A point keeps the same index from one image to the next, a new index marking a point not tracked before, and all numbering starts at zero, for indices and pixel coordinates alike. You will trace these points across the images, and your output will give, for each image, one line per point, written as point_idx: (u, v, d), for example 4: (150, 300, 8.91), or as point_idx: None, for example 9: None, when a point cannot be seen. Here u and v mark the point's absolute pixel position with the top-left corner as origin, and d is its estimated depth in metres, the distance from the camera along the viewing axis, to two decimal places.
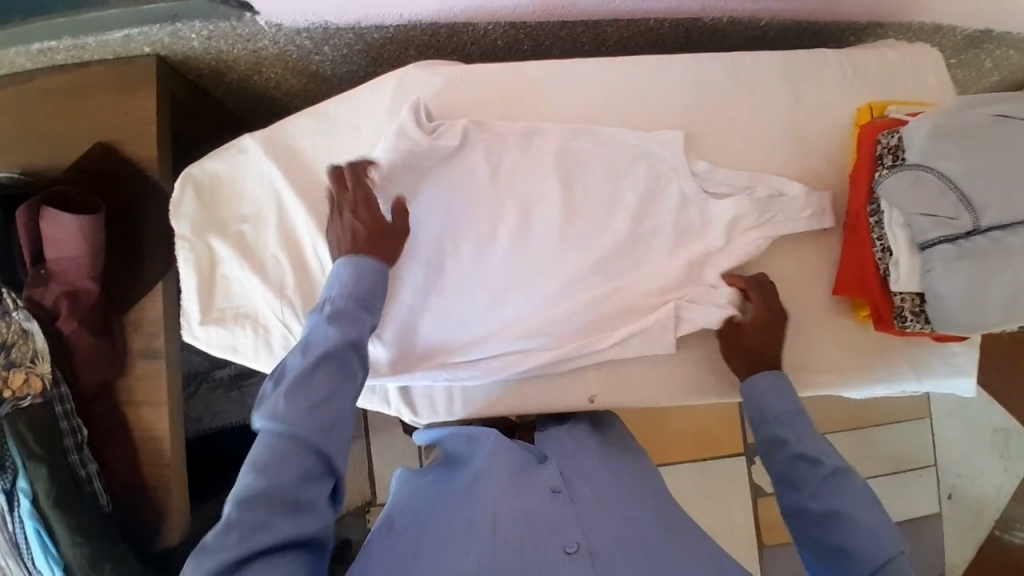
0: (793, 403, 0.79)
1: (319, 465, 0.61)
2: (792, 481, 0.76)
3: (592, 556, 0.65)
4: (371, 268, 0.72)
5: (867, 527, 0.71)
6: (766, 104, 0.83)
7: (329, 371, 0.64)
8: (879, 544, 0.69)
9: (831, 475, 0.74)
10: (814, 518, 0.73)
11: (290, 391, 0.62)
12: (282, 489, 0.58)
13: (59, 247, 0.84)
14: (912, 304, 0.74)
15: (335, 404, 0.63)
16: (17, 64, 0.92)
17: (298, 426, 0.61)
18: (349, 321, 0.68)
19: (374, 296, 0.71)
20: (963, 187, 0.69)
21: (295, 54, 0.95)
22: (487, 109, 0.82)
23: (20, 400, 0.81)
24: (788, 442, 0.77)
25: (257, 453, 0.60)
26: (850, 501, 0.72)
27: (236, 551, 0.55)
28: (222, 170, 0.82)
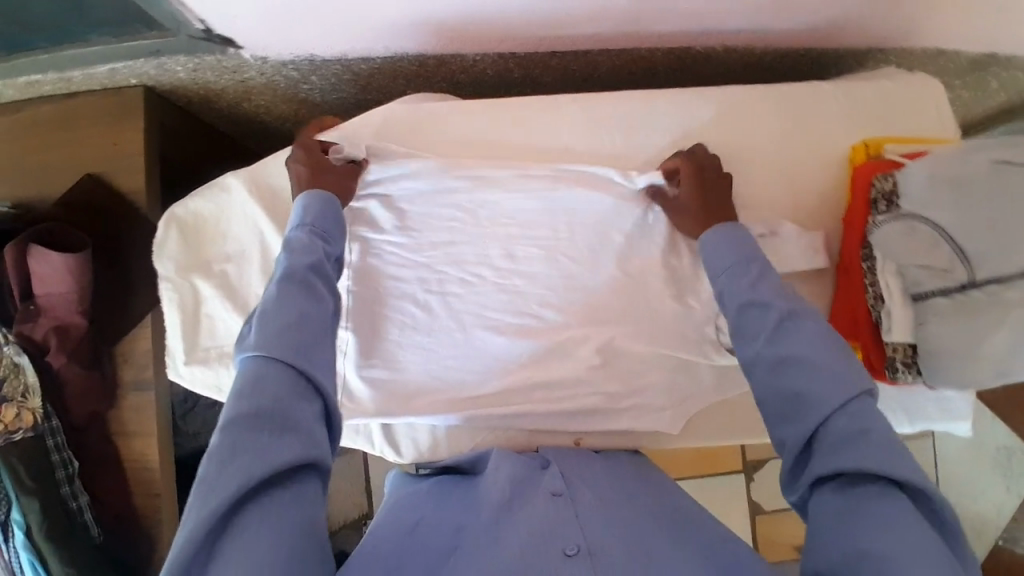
0: (744, 252, 0.68)
1: (300, 387, 0.55)
2: (747, 331, 0.63)
3: (591, 557, 0.62)
4: (331, 206, 0.70)
5: (825, 384, 0.57)
6: (758, 141, 0.81)
7: (291, 293, 0.60)
8: (837, 384, 0.56)
9: (782, 321, 0.61)
10: (768, 364, 0.60)
11: (260, 318, 0.58)
12: (264, 409, 0.53)
13: (48, 283, 0.84)
14: (904, 354, 0.71)
15: (307, 322, 0.59)
16: (5, 94, 0.95)
17: (271, 347, 0.56)
18: (307, 248, 0.65)
19: (331, 227, 0.69)
20: (959, 239, 0.66)
21: (283, 83, 0.94)
22: (472, 145, 0.81)
23: (13, 435, 0.82)
24: (739, 289, 0.65)
25: (236, 385, 0.55)
26: (812, 361, 0.58)
27: (226, 484, 0.49)
28: (205, 209, 0.81)
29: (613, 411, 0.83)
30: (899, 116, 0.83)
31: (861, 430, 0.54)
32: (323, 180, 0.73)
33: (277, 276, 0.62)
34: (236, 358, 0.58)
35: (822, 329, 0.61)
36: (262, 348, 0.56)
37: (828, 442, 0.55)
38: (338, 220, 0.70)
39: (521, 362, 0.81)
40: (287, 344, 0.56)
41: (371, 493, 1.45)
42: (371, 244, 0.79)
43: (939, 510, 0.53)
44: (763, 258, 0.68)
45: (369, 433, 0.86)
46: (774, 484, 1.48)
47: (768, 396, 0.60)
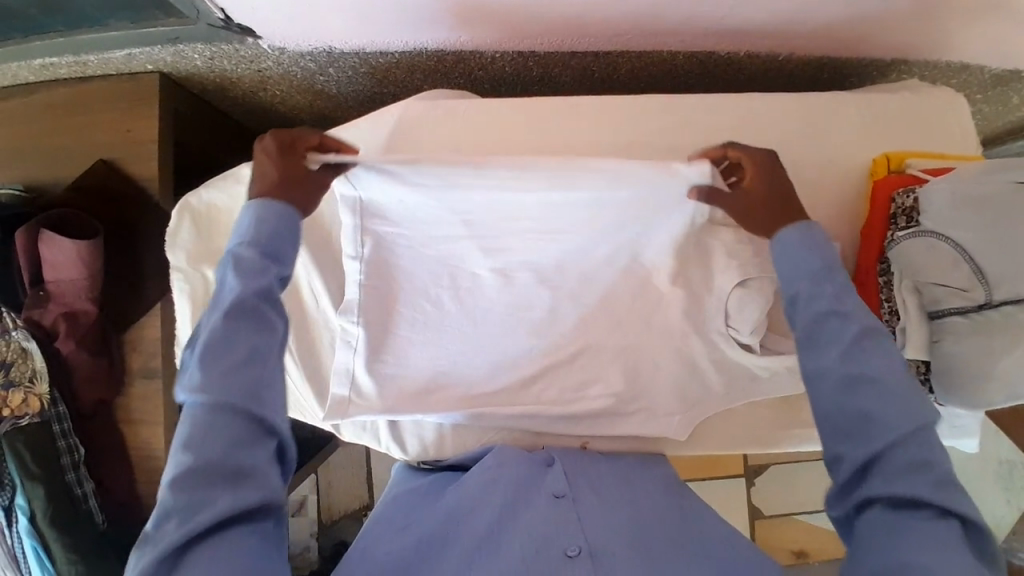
0: (820, 258, 0.63)
1: (253, 431, 0.54)
2: (817, 342, 0.60)
3: (591, 560, 0.63)
4: (286, 219, 0.62)
5: (897, 412, 0.56)
6: (780, 149, 0.80)
7: (239, 327, 0.56)
8: (907, 415, 0.55)
9: (859, 338, 0.58)
10: (835, 380, 0.58)
11: (203, 354, 0.55)
12: (213, 461, 0.51)
13: (58, 269, 0.84)
14: (917, 371, 0.71)
15: (256, 360, 0.56)
16: (19, 76, 0.94)
17: (217, 393, 0.53)
18: (255, 268, 0.59)
19: (281, 243, 0.61)
20: (979, 259, 0.66)
21: (299, 74, 0.93)
22: (489, 143, 0.80)
23: (19, 419, 0.83)
24: (813, 299, 0.62)
25: (184, 431, 0.53)
26: (887, 383, 0.56)
27: (177, 536, 0.49)
28: (219, 200, 0.81)
29: (621, 416, 0.83)
30: (920, 129, 0.82)
31: (924, 464, 0.54)
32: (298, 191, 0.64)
33: (222, 302, 0.57)
34: (181, 396, 0.55)
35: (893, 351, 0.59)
36: (208, 392, 0.53)
37: (888, 470, 0.54)
38: (292, 233, 0.62)
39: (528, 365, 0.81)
40: (236, 387, 0.54)
41: (372, 485, 1.49)
42: (379, 235, 0.78)
43: (987, 547, 0.54)
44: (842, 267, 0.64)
45: (376, 429, 0.85)
46: (774, 489, 1.51)
47: (830, 412, 0.58)
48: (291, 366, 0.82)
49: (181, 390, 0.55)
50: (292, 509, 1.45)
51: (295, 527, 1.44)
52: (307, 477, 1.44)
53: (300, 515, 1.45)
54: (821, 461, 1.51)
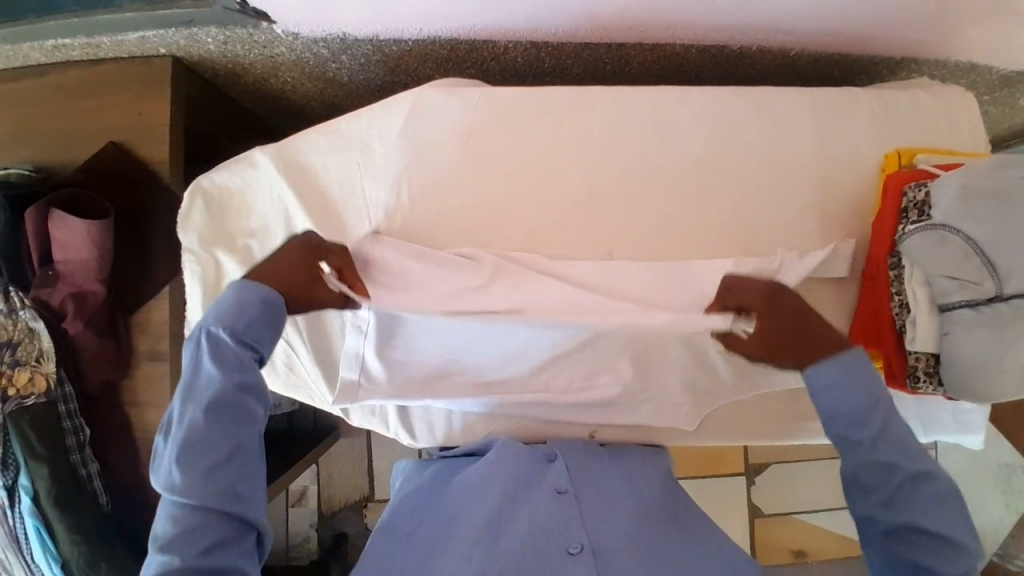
0: (869, 396, 0.68)
1: (231, 529, 0.61)
2: (862, 485, 0.69)
3: (594, 557, 0.67)
4: (269, 308, 0.66)
5: (945, 556, 0.65)
6: (792, 143, 0.81)
7: (220, 423, 0.62)
8: (950, 558, 0.65)
9: (904, 486, 0.67)
10: (882, 527, 0.68)
11: (182, 455, 0.61)
12: (193, 561, 0.59)
13: (68, 249, 0.84)
14: (927, 364, 0.71)
15: (235, 457, 0.62)
16: (31, 58, 0.93)
17: (197, 492, 0.60)
18: (236, 361, 0.64)
19: (259, 329, 0.66)
20: (989, 253, 0.66)
21: (312, 61, 0.93)
22: (502, 131, 0.80)
23: (25, 399, 0.83)
24: (860, 444, 0.68)
25: (165, 524, 0.61)
26: (934, 534, 0.66)
27: None
28: (230, 182, 0.81)
29: (630, 406, 0.83)
30: (932, 125, 0.83)
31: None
32: (303, 304, 0.69)
33: (204, 394, 0.63)
34: (159, 486, 0.62)
35: (940, 488, 0.67)
36: (189, 494, 0.60)
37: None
38: (268, 319, 0.66)
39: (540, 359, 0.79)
40: (214, 492, 0.60)
41: (374, 477, 1.48)
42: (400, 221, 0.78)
43: None
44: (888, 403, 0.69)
45: (385, 414, 0.85)
46: (774, 488, 1.52)
47: (884, 557, 0.68)
48: (302, 350, 0.81)
49: (160, 481, 0.62)
50: (293, 499, 1.47)
51: (295, 516, 1.46)
52: (308, 468, 1.46)
53: (301, 506, 1.47)
54: (821, 460, 1.52)
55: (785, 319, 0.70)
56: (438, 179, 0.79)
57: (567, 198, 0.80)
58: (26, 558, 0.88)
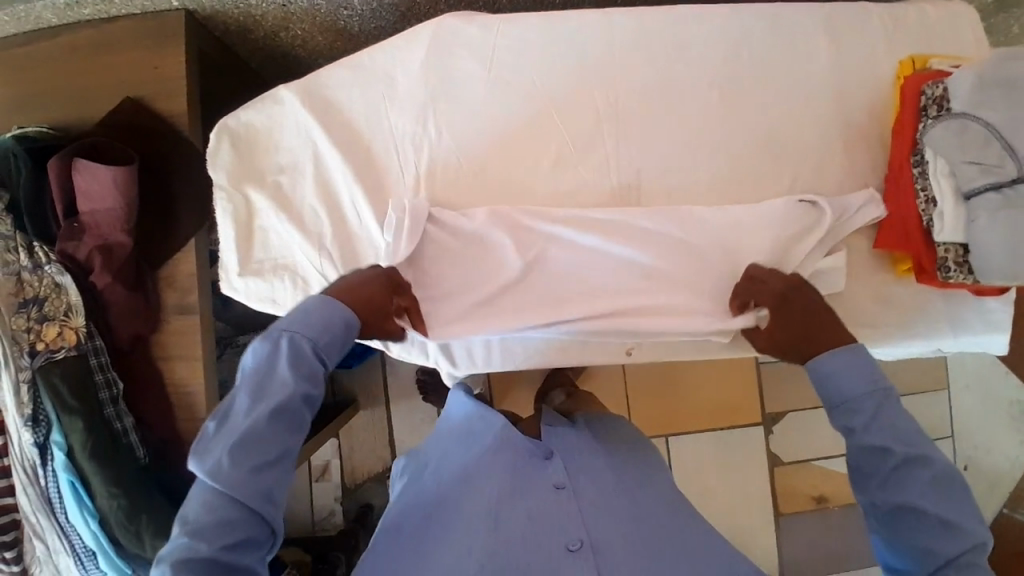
0: (864, 382, 0.66)
1: (259, 534, 0.58)
2: (861, 471, 0.65)
3: (594, 554, 0.68)
4: (348, 329, 0.67)
5: (946, 538, 0.60)
6: (808, 57, 0.82)
7: (281, 424, 0.60)
8: (954, 542, 0.59)
9: (899, 467, 0.63)
10: (881, 513, 0.63)
11: (237, 445, 0.58)
12: (219, 557, 0.55)
13: (92, 199, 0.83)
14: (956, 255, 0.74)
15: (284, 459, 0.60)
16: (43, 19, 0.93)
17: (241, 487, 0.57)
18: (311, 369, 0.63)
19: (335, 344, 0.66)
20: (1009, 137, 0.68)
21: (324, 9, 0.93)
22: (524, 57, 0.80)
23: (55, 353, 0.82)
24: (854, 429, 0.65)
25: (192, 510, 0.56)
26: (928, 521, 0.60)
27: None
28: (257, 120, 0.82)
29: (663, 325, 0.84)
30: (941, 35, 0.85)
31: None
32: (371, 321, 0.70)
33: (274, 392, 0.61)
34: (198, 466, 0.58)
35: (937, 471, 0.62)
36: (231, 487, 0.57)
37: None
38: (344, 335, 0.66)
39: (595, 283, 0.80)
40: (260, 491, 0.58)
41: (394, 449, 1.47)
42: (431, 150, 0.80)
43: None
44: (890, 385, 0.66)
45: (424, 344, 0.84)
46: (792, 437, 1.52)
47: (886, 549, 0.63)
48: None
49: (201, 462, 0.58)
50: (316, 474, 1.47)
51: (319, 491, 1.46)
52: (328, 441, 1.45)
53: (324, 481, 1.47)
54: None
55: (793, 320, 0.74)
56: (462, 108, 0.80)
57: (591, 121, 0.81)
58: (60, 518, 0.86)
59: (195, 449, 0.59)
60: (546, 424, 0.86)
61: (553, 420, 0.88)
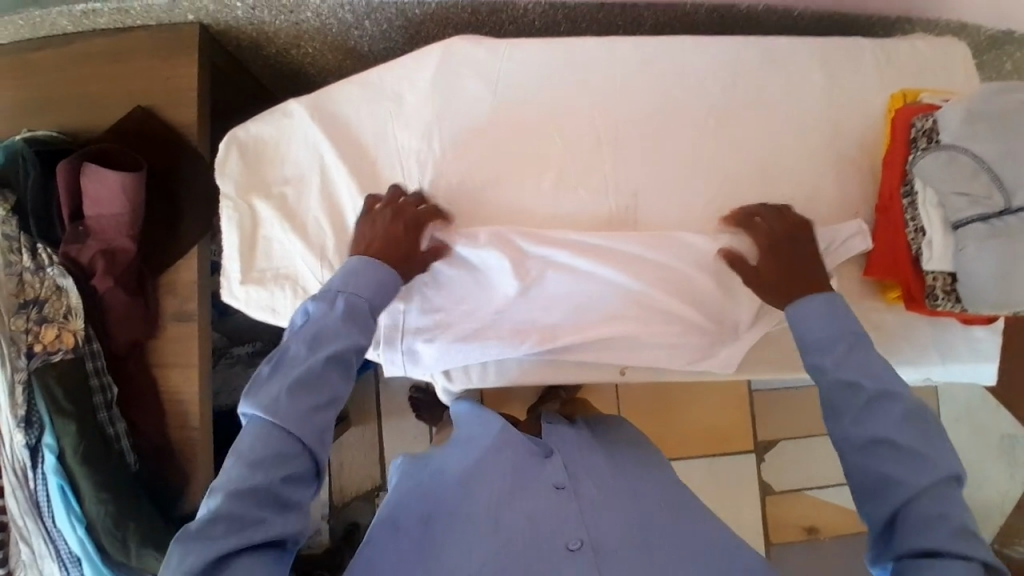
0: (835, 327, 0.73)
1: (307, 470, 0.64)
2: (835, 408, 0.71)
3: (594, 553, 0.69)
4: (392, 289, 0.72)
5: (911, 467, 0.66)
6: (802, 88, 0.85)
7: (332, 371, 0.66)
8: (920, 469, 0.65)
9: (872, 402, 0.69)
10: (855, 445, 0.69)
11: (293, 385, 0.64)
12: (274, 487, 0.61)
13: (99, 204, 0.85)
14: (944, 283, 0.75)
15: (332, 404, 0.66)
16: (58, 26, 0.95)
17: (296, 424, 0.63)
18: (361, 325, 0.69)
19: (382, 304, 0.72)
20: (997, 169, 0.70)
21: (336, 28, 0.96)
22: (528, 80, 0.83)
23: (52, 354, 0.83)
24: (826, 366, 0.72)
25: (248, 441, 0.62)
26: (899, 451, 0.67)
27: (224, 543, 0.57)
28: (266, 133, 0.84)
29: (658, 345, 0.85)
30: (931, 72, 0.88)
31: (941, 513, 0.64)
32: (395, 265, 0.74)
33: (327, 342, 0.67)
34: (254, 405, 0.63)
35: (908, 406, 0.68)
36: (286, 423, 0.63)
37: (910, 517, 0.65)
38: (390, 297, 0.72)
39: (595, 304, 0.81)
40: (312, 428, 0.64)
41: (385, 466, 1.46)
42: (435, 166, 0.81)
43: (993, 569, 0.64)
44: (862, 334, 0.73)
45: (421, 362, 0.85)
46: (784, 466, 1.52)
47: (858, 479, 0.69)
48: None
49: (257, 401, 0.63)
50: None
51: None
52: None
53: None
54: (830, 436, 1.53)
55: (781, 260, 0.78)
56: (466, 126, 0.82)
57: (591, 143, 0.83)
58: (47, 523, 0.85)
59: (249, 390, 0.65)
60: (546, 422, 0.88)
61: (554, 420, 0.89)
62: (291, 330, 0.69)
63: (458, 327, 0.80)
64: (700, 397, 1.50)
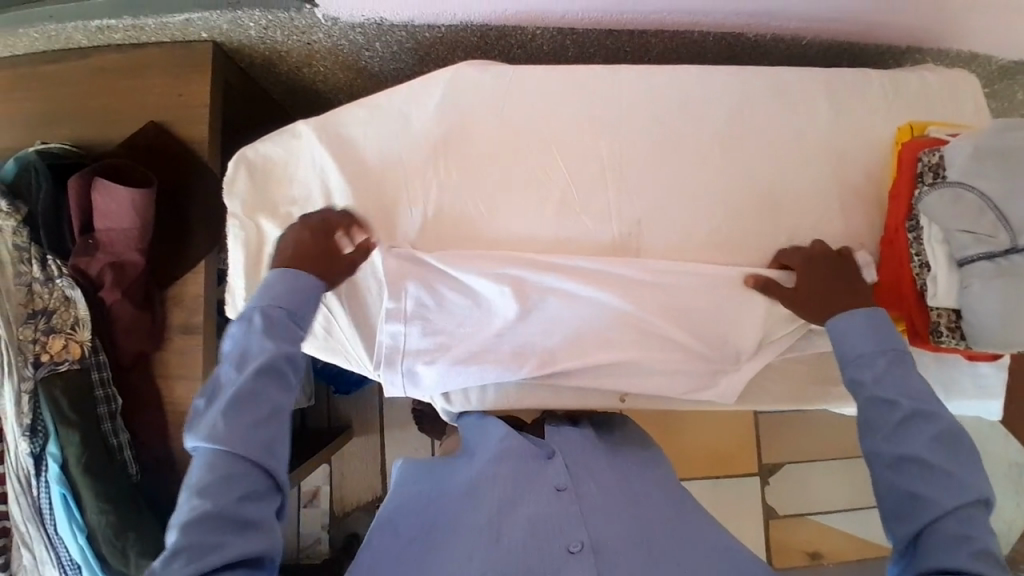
0: (877, 343, 0.72)
1: (263, 486, 0.63)
2: (870, 422, 0.70)
3: (594, 555, 0.70)
4: (313, 294, 0.72)
5: (940, 488, 0.64)
6: (808, 119, 0.85)
7: (268, 385, 0.66)
8: (949, 492, 0.64)
9: (906, 421, 0.68)
10: (886, 461, 0.68)
11: (230, 407, 0.64)
12: (229, 508, 0.60)
13: (109, 218, 0.86)
14: (948, 319, 0.75)
15: (275, 416, 0.66)
16: (73, 40, 0.97)
17: (239, 444, 0.63)
18: (285, 334, 0.69)
19: (306, 311, 0.71)
20: (1004, 207, 0.70)
21: (347, 48, 0.97)
22: (534, 106, 0.84)
23: (58, 364, 0.84)
24: (865, 382, 0.71)
25: (198, 471, 0.62)
26: (930, 471, 0.65)
27: (187, 573, 0.57)
28: (274, 153, 0.85)
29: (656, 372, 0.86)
30: (939, 105, 0.88)
31: (966, 535, 0.62)
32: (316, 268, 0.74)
33: (256, 359, 0.67)
34: (196, 438, 0.63)
35: (943, 427, 0.67)
36: (230, 445, 0.62)
37: (935, 538, 0.63)
38: (315, 303, 0.72)
39: (594, 328, 0.80)
40: (256, 444, 0.63)
41: (386, 477, 1.46)
42: (440, 189, 0.82)
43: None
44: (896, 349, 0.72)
45: None
46: (788, 489, 1.51)
47: (886, 495, 0.67)
48: (340, 313, 0.82)
49: (200, 433, 0.63)
50: (305, 499, 1.46)
51: (306, 518, 1.45)
52: (320, 467, 1.45)
53: (312, 506, 1.46)
54: (835, 461, 1.52)
55: (819, 281, 0.78)
56: (471, 150, 0.83)
57: (596, 169, 0.83)
58: (49, 531, 0.86)
59: (190, 427, 0.65)
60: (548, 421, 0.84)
61: (555, 418, 0.85)
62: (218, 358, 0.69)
63: (459, 351, 0.80)
64: (703, 417, 1.49)
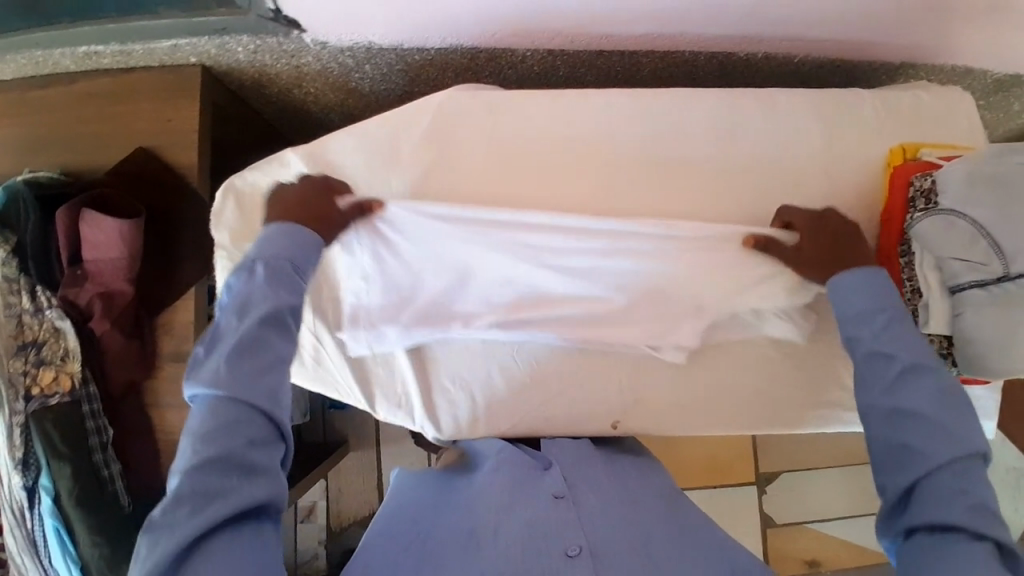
0: (874, 300, 0.71)
1: (268, 434, 0.59)
2: (865, 378, 0.69)
3: (592, 558, 0.67)
4: (313, 248, 0.69)
5: (940, 443, 0.62)
6: (802, 140, 0.85)
7: (269, 332, 0.63)
8: (949, 444, 0.62)
9: (904, 373, 0.66)
10: (883, 414, 0.66)
11: (231, 352, 0.60)
12: (236, 454, 0.56)
13: (97, 249, 0.86)
14: (940, 345, 0.75)
15: (279, 364, 0.62)
16: (61, 65, 0.96)
17: (241, 390, 0.59)
18: (287, 282, 0.66)
19: (308, 261, 0.68)
20: (996, 235, 0.69)
21: (336, 71, 0.96)
22: (525, 131, 0.83)
23: (49, 398, 0.84)
24: (863, 338, 0.70)
25: (199, 419, 0.58)
26: (932, 424, 0.63)
27: (191, 524, 0.53)
28: (262, 181, 0.84)
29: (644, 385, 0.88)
30: (933, 124, 0.87)
31: (964, 490, 0.60)
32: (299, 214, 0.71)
33: (255, 306, 0.63)
34: (195, 385, 0.59)
35: (943, 381, 0.65)
36: (233, 390, 0.59)
37: (929, 492, 0.61)
38: (316, 253, 0.69)
39: None
40: (261, 390, 0.60)
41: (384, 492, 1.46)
42: None
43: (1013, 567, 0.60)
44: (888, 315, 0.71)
45: (410, 406, 0.87)
46: (786, 498, 1.51)
47: (878, 445, 0.66)
48: (332, 347, 0.85)
49: (200, 380, 0.59)
50: (303, 515, 1.46)
51: (303, 534, 1.45)
52: (317, 482, 1.45)
53: (310, 521, 1.46)
54: (833, 469, 1.52)
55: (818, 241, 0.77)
56: (462, 177, 0.82)
57: (588, 194, 0.82)
58: (43, 562, 0.86)
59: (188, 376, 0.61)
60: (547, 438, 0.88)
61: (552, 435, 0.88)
62: (218, 310, 0.65)
63: (422, 310, 0.84)
64: None
